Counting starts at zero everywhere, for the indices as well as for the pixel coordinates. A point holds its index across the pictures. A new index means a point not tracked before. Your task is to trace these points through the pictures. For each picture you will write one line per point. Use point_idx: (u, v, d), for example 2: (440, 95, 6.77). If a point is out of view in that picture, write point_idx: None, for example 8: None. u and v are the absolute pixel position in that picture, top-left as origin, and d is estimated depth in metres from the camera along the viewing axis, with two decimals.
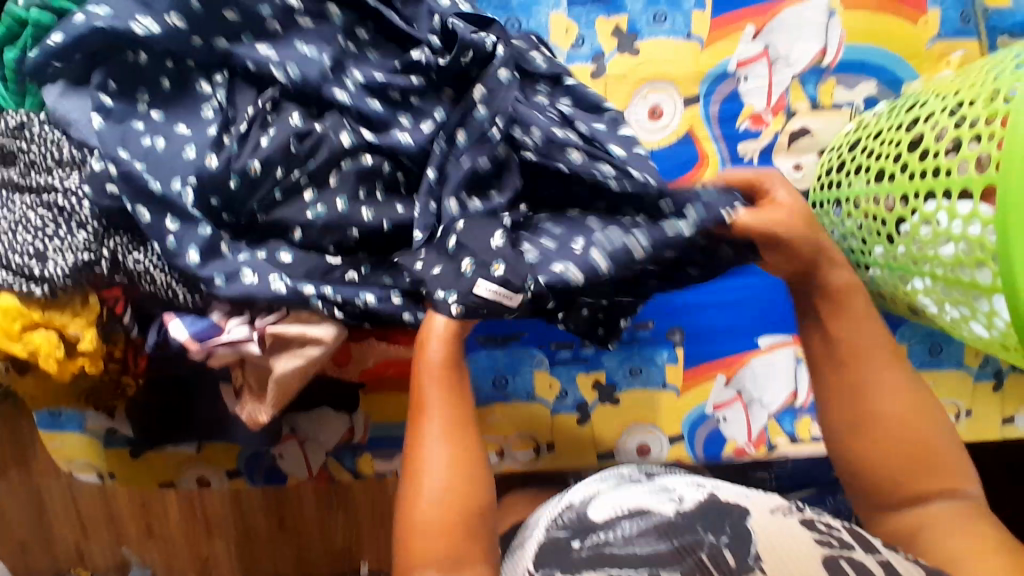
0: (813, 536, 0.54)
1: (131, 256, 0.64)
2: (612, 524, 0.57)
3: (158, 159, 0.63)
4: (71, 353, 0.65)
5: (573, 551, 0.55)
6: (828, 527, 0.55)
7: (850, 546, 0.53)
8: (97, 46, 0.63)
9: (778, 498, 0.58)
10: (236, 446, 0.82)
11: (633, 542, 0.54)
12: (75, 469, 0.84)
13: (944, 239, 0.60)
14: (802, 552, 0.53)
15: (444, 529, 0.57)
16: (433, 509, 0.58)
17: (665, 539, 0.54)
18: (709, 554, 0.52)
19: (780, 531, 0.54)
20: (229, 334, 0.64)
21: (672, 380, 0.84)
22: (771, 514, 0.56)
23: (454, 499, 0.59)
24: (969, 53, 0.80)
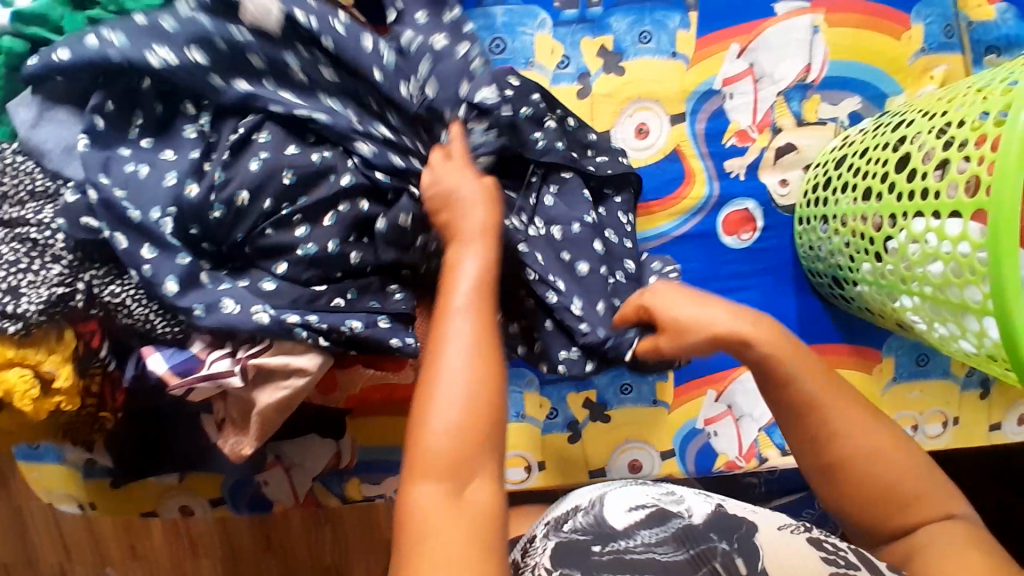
0: (821, 555, 0.56)
1: (108, 288, 0.62)
2: (631, 532, 0.57)
3: (144, 182, 0.61)
4: (47, 391, 0.63)
5: (593, 555, 0.56)
6: (836, 547, 0.57)
7: (856, 566, 0.54)
8: (103, 68, 0.61)
9: (784, 516, 0.61)
10: (220, 475, 0.81)
11: (654, 549, 0.56)
12: (54, 500, 0.82)
13: (932, 259, 0.60)
14: (804, 564, 0.55)
15: (457, 450, 0.48)
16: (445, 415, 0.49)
17: (682, 548, 0.56)
18: (723, 562, 0.55)
19: (787, 547, 0.57)
20: (209, 367, 0.62)
21: (662, 397, 0.84)
22: (779, 530, 0.58)
23: (466, 423, 0.49)
24: (952, 67, 0.81)
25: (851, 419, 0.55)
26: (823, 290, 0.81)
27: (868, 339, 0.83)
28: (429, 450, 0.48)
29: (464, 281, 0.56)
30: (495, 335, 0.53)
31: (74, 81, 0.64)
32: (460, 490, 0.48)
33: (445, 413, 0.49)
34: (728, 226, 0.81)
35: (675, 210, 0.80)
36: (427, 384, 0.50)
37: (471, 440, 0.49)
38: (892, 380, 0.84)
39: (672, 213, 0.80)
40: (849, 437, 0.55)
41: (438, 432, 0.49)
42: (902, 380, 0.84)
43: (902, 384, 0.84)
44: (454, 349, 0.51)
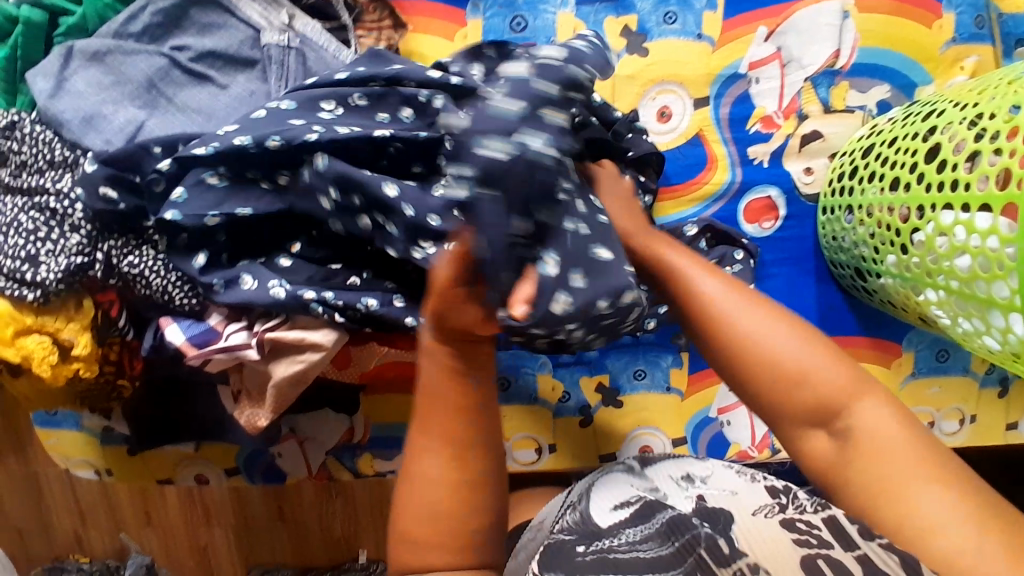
0: (791, 536, 0.50)
1: (126, 258, 0.62)
2: (617, 531, 0.55)
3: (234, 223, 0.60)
4: (65, 359, 0.64)
5: (577, 555, 0.53)
6: (809, 526, 0.50)
7: (829, 544, 0.48)
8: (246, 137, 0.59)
9: (763, 493, 0.56)
10: (236, 446, 0.81)
11: (637, 547, 0.52)
12: (73, 466, 0.83)
13: (960, 252, 0.59)
14: (776, 550, 0.49)
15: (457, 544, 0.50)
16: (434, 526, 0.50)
17: (667, 543, 0.52)
18: (707, 547, 0.50)
19: (759, 534, 0.51)
20: (226, 340, 0.62)
21: (676, 384, 0.83)
22: (753, 515, 0.53)
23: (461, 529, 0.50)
24: (983, 59, 0.79)
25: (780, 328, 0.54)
26: (844, 281, 0.79)
27: (888, 332, 0.82)
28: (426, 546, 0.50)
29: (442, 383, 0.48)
30: (471, 424, 0.49)
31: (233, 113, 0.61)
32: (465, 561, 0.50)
33: (421, 523, 0.50)
34: (750, 213, 0.80)
35: (697, 195, 0.79)
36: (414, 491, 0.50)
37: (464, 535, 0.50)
38: (910, 376, 0.83)
39: (693, 198, 0.79)
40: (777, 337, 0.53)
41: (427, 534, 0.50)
42: (921, 376, 0.83)
43: (921, 380, 0.83)
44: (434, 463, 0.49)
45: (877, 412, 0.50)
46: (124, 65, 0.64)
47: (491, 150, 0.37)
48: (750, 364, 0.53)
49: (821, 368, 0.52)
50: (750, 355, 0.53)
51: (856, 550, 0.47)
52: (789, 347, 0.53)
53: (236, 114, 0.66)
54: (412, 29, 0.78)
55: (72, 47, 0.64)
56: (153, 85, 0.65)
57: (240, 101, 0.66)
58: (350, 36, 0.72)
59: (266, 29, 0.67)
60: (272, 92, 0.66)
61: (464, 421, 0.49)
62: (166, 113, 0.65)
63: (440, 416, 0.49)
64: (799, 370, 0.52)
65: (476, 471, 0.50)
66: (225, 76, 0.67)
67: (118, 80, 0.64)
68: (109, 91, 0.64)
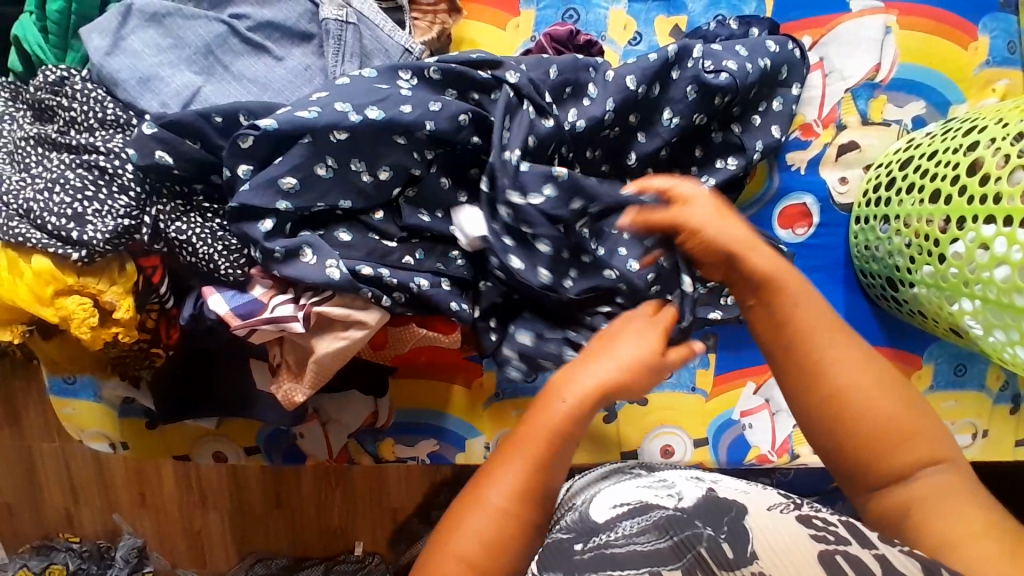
0: (809, 532, 0.49)
1: (174, 224, 0.62)
2: (612, 524, 0.53)
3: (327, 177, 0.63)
4: (105, 321, 0.63)
5: (575, 553, 0.51)
6: (825, 522, 0.50)
7: (847, 541, 0.48)
8: (348, 91, 0.63)
9: (775, 495, 0.55)
10: (258, 424, 0.80)
11: (634, 540, 0.51)
12: (87, 438, 0.81)
13: (1000, 263, 0.61)
14: (795, 546, 0.48)
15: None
16: (465, 551, 0.50)
17: (665, 536, 0.50)
18: (709, 548, 0.49)
19: (777, 531, 0.50)
20: (272, 311, 0.62)
21: (701, 384, 0.84)
22: (769, 510, 0.52)
23: (495, 553, 0.50)
24: (1013, 83, 0.81)
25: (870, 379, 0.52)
26: (872, 291, 0.81)
27: (909, 344, 0.84)
28: (457, 563, 0.50)
29: (561, 417, 0.53)
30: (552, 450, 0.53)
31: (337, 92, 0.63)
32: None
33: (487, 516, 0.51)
34: (785, 220, 0.81)
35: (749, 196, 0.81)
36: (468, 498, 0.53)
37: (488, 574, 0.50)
38: (928, 388, 0.84)
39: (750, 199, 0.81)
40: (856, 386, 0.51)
41: (458, 555, 0.50)
42: (937, 389, 0.84)
43: (938, 393, 0.84)
44: (511, 472, 0.52)
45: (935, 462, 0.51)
46: (183, 28, 0.66)
47: (304, 258, 0.62)
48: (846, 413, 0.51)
49: (910, 431, 0.51)
50: (846, 415, 0.51)
51: (874, 551, 0.47)
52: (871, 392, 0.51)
53: (292, 87, 0.67)
54: (466, 16, 0.79)
55: (130, 7, 0.66)
56: (211, 51, 0.67)
57: (296, 74, 0.68)
58: (405, 17, 0.74)
59: (325, 3, 0.69)
60: (329, 66, 0.68)
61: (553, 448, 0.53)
62: (222, 80, 0.66)
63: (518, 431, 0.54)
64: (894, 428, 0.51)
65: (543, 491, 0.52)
66: (282, 47, 0.69)
67: (177, 44, 0.66)
68: (167, 53, 0.66)
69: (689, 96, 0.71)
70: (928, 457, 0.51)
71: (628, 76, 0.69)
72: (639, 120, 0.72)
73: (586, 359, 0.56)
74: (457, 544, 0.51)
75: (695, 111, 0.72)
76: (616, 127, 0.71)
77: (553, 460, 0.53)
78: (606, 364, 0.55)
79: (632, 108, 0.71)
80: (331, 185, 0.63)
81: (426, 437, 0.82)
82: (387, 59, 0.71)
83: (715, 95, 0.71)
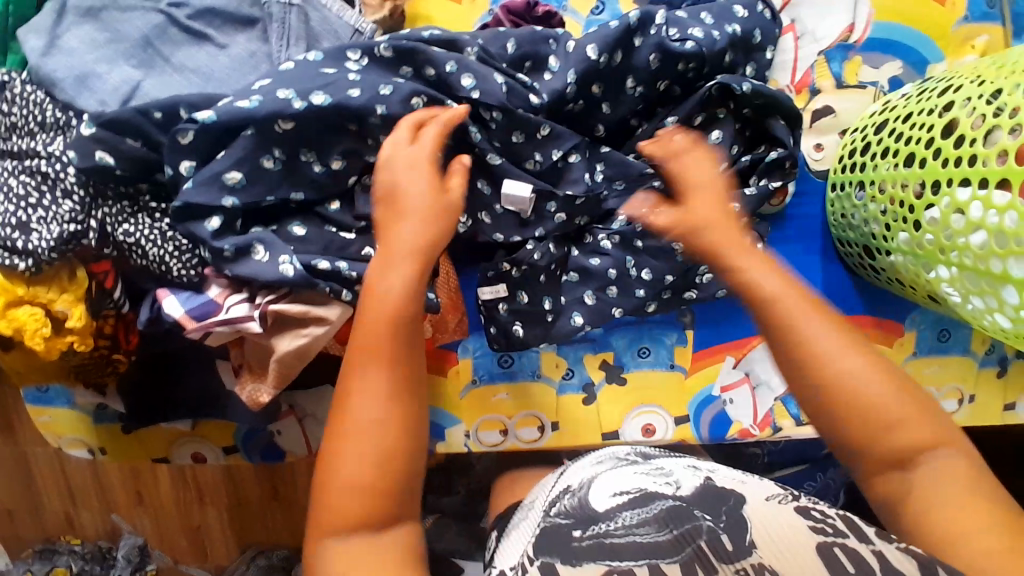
0: (808, 524, 0.50)
1: (121, 227, 0.61)
2: (613, 514, 0.52)
3: (275, 169, 0.61)
4: (59, 330, 0.61)
5: (573, 539, 0.52)
6: (823, 515, 0.51)
7: (845, 534, 0.49)
8: (292, 76, 0.61)
9: (773, 486, 0.54)
10: (232, 424, 0.79)
11: (634, 531, 0.51)
12: (64, 445, 0.80)
13: (976, 228, 0.59)
14: (792, 538, 0.48)
15: (364, 511, 0.47)
16: (355, 480, 0.47)
17: (665, 529, 0.50)
18: (708, 541, 0.49)
19: (775, 522, 0.50)
20: (226, 312, 0.60)
21: (680, 361, 0.83)
22: (767, 502, 0.52)
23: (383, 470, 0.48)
24: (993, 38, 0.78)
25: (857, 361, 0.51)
26: (851, 260, 0.79)
27: (891, 312, 0.82)
28: (350, 492, 0.47)
29: (394, 294, 0.52)
30: (397, 333, 0.51)
31: (279, 79, 0.60)
32: (375, 542, 0.47)
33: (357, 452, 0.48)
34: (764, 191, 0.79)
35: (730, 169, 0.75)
36: (331, 440, 0.49)
37: (382, 498, 0.48)
38: (912, 355, 0.82)
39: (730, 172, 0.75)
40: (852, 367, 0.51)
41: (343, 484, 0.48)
42: (921, 356, 0.82)
43: (922, 359, 0.82)
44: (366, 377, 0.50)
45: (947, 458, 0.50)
46: (120, 22, 0.64)
47: (256, 256, 0.60)
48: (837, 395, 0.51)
49: (911, 416, 0.51)
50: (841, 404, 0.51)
51: (873, 546, 0.48)
52: (860, 374, 0.51)
53: (237, 76, 0.65)
54: None
55: (64, 4, 0.63)
56: (150, 43, 0.64)
57: (239, 63, 0.65)
58: None
59: None
60: (274, 52, 0.66)
61: (398, 327, 0.51)
62: (163, 73, 0.64)
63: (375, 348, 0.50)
64: (887, 410, 0.50)
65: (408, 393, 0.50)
66: (224, 35, 0.66)
67: (113, 37, 0.63)
68: (104, 49, 0.63)
69: (651, 64, 0.68)
70: (929, 443, 0.51)
71: (588, 44, 0.66)
72: (603, 92, 0.69)
73: (394, 219, 0.56)
74: (343, 476, 0.48)
75: (659, 78, 0.69)
76: (580, 100, 0.69)
77: (398, 342, 0.51)
78: (411, 223, 0.55)
79: (597, 78, 0.68)
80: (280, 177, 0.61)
81: None
82: (336, 41, 0.68)
83: (676, 62, 0.68)
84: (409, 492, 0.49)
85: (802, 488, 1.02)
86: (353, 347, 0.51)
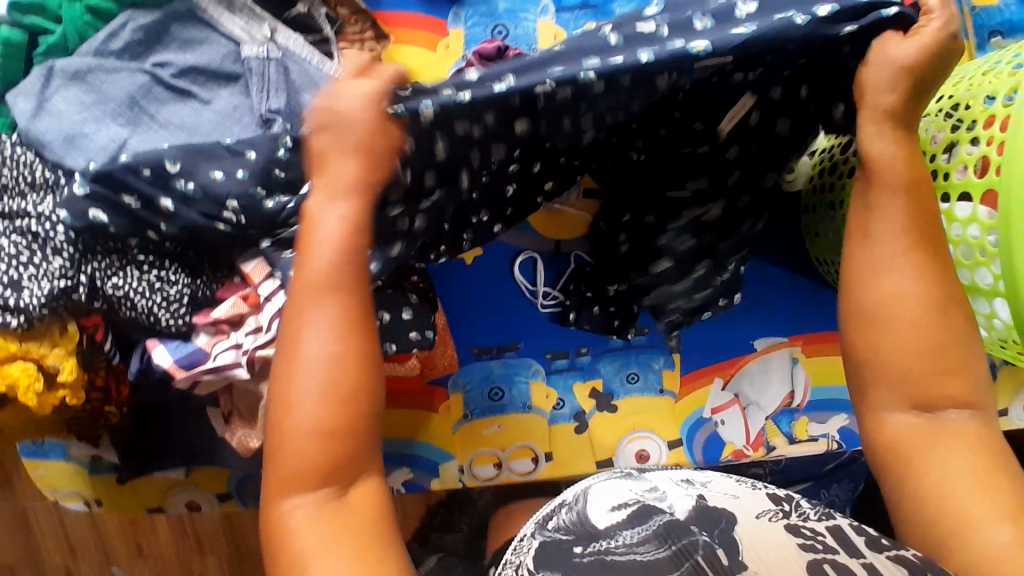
0: (797, 541, 0.49)
1: (111, 280, 0.62)
2: (613, 532, 0.53)
3: (276, 209, 0.64)
4: (52, 385, 0.63)
5: (573, 556, 0.52)
6: (813, 532, 0.50)
7: (835, 550, 0.49)
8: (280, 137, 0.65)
9: (765, 498, 0.54)
10: (226, 470, 0.79)
11: (634, 549, 0.51)
12: (60, 498, 0.81)
13: (942, 241, 0.60)
14: (786, 561, 0.48)
15: (325, 462, 0.51)
16: (308, 428, 0.51)
17: (664, 545, 0.50)
18: (704, 556, 0.49)
19: (767, 541, 0.49)
20: (215, 360, 0.62)
21: (669, 385, 0.84)
22: (757, 519, 0.51)
23: (336, 418, 0.51)
24: (958, 52, 0.80)
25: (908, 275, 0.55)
26: (829, 277, 0.80)
27: None
28: (305, 437, 0.51)
29: (333, 239, 0.54)
30: (348, 278, 0.53)
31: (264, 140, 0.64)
32: (342, 497, 0.51)
33: (305, 404, 0.51)
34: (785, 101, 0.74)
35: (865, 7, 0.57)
36: (287, 396, 0.52)
37: (342, 451, 0.51)
38: None
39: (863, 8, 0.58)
40: (899, 286, 0.55)
41: (302, 440, 0.51)
42: None
43: None
44: (318, 332, 0.52)
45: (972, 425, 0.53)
46: (106, 83, 0.66)
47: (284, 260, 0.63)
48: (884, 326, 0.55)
49: (943, 367, 0.53)
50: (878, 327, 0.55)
51: (862, 558, 0.48)
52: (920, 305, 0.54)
53: (221, 129, 0.68)
54: (395, 41, 0.81)
55: (51, 68, 0.66)
56: (136, 102, 0.67)
57: (223, 116, 0.69)
58: (332, 48, 0.75)
59: (247, 43, 0.70)
60: (255, 104, 0.69)
61: (346, 270, 0.54)
62: (149, 129, 0.67)
63: (319, 300, 0.53)
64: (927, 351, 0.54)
65: (360, 348, 0.53)
66: (208, 91, 0.69)
67: (100, 98, 0.66)
68: (91, 109, 0.65)
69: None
70: (958, 400, 0.53)
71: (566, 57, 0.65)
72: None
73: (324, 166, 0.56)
74: (299, 425, 0.51)
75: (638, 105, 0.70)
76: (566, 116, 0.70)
77: (347, 290, 0.53)
78: (349, 156, 0.55)
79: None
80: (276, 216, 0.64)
81: (399, 466, 0.82)
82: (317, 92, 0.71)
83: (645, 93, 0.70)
84: (367, 444, 0.53)
85: None
86: (292, 298, 0.53)
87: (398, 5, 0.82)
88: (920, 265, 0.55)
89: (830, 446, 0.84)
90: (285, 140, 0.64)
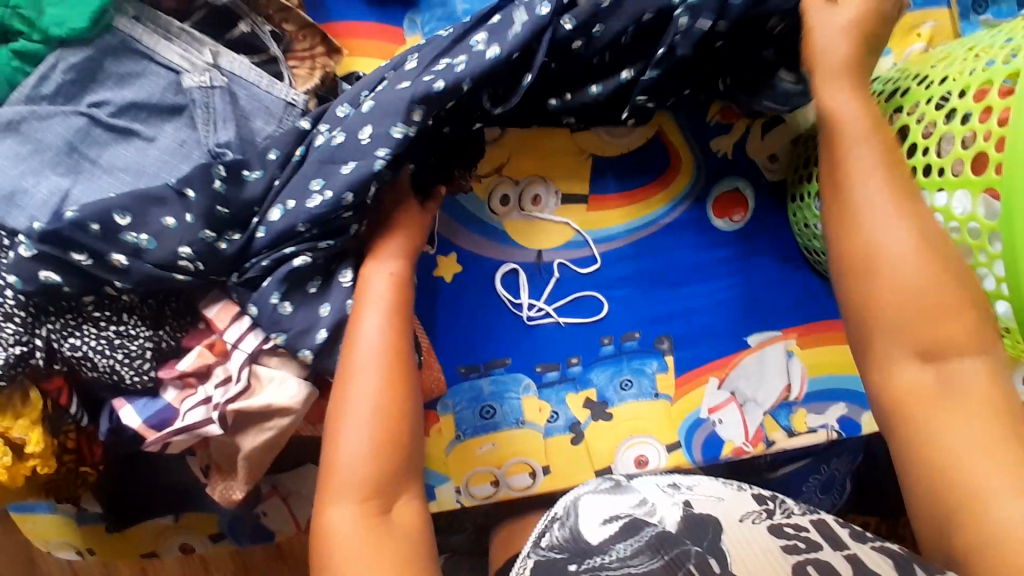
0: (780, 543, 0.49)
1: (67, 342, 0.59)
2: (606, 547, 0.49)
3: (233, 250, 0.62)
4: (20, 457, 0.60)
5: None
6: (796, 529, 0.50)
7: (818, 547, 0.48)
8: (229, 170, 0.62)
9: (749, 499, 0.52)
10: (214, 514, 0.78)
11: (629, 563, 0.48)
12: (52, 549, 0.78)
13: (939, 237, 0.57)
14: (768, 562, 0.47)
15: (371, 478, 0.54)
16: (357, 449, 0.55)
17: (656, 556, 0.47)
18: (697, 564, 0.47)
19: (749, 548, 0.48)
20: (183, 420, 0.60)
21: (664, 389, 0.81)
22: (741, 523, 0.50)
23: (378, 448, 0.55)
24: (940, 24, 0.77)
25: (898, 217, 0.56)
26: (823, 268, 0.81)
27: None
28: (353, 458, 0.55)
29: (386, 283, 0.62)
30: (402, 313, 0.61)
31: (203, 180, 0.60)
32: (379, 513, 0.54)
33: (356, 427, 0.56)
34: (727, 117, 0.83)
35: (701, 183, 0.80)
36: (340, 419, 0.57)
37: (390, 469, 0.55)
38: None
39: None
40: (890, 233, 0.56)
41: (353, 454, 0.55)
42: None
43: None
44: (367, 339, 0.59)
45: (982, 369, 0.52)
46: (40, 131, 0.62)
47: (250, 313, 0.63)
48: (878, 277, 0.55)
49: (952, 312, 0.53)
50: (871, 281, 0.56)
51: (845, 551, 0.48)
52: (895, 243, 0.55)
53: (168, 167, 0.64)
54: (349, 53, 0.77)
55: None
56: (75, 148, 0.63)
57: (170, 153, 0.65)
58: (281, 67, 0.71)
59: (188, 71, 0.66)
60: (203, 137, 0.65)
61: (401, 300, 0.62)
62: (92, 177, 0.63)
63: (376, 321, 0.60)
64: (934, 305, 0.53)
65: (405, 374, 0.59)
66: (151, 127, 0.65)
67: (36, 148, 0.62)
68: (28, 161, 0.61)
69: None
70: (969, 348, 0.53)
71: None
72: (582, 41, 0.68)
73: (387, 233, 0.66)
74: (350, 442, 0.55)
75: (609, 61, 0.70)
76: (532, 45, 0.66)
77: (399, 321, 0.60)
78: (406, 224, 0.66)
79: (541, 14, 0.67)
80: (233, 258, 0.63)
81: None
82: (269, 118, 0.68)
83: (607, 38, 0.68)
84: (407, 470, 0.57)
85: (807, 486, 0.99)
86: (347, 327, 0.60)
87: (348, 15, 0.78)
88: (907, 212, 0.56)
89: (831, 436, 0.81)
90: (218, 169, 0.61)
